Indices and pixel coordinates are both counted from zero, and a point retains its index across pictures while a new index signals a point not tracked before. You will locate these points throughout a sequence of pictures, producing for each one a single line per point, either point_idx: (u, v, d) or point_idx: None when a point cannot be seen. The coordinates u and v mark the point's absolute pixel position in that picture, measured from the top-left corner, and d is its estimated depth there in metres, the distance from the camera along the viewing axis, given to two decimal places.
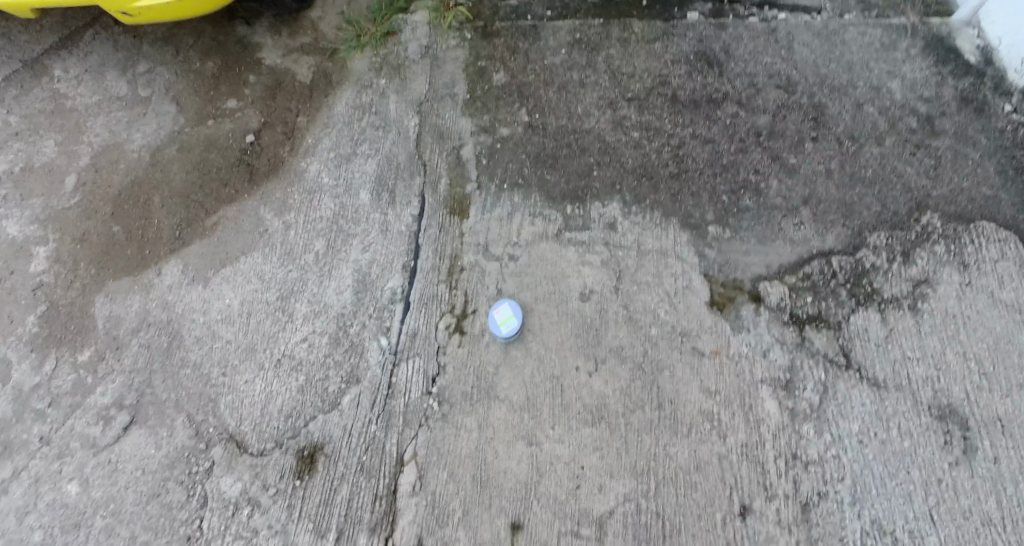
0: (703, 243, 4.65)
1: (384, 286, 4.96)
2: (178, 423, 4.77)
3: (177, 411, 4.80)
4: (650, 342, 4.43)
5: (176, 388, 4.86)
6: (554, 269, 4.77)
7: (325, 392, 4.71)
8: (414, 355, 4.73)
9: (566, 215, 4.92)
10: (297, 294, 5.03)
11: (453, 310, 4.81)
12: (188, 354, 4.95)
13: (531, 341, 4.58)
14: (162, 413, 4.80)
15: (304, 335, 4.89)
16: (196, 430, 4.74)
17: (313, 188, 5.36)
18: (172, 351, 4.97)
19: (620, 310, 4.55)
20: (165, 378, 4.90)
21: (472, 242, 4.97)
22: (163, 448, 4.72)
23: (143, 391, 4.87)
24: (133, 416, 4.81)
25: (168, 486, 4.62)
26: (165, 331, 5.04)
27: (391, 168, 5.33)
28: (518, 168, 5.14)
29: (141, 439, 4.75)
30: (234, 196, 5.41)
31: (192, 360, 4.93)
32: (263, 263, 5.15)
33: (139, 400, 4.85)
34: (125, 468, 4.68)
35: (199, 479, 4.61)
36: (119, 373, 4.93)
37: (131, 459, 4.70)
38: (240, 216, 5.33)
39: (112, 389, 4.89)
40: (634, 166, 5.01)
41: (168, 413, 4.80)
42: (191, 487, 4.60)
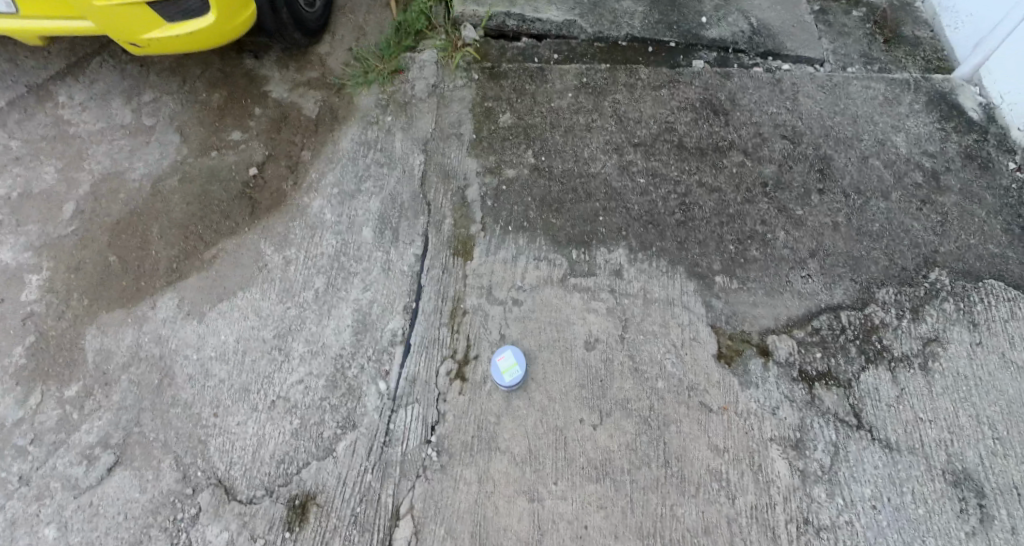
0: (710, 294, 4.59)
1: (386, 327, 4.84)
2: (164, 465, 4.59)
3: (164, 452, 4.62)
4: (655, 395, 4.33)
5: (166, 427, 4.70)
6: (558, 316, 4.68)
7: (319, 437, 4.56)
8: (413, 401, 4.60)
9: (570, 260, 4.84)
10: (294, 334, 4.89)
11: (454, 354, 4.70)
12: (179, 393, 4.79)
13: (533, 390, 4.47)
14: (149, 454, 4.63)
15: (300, 376, 4.75)
16: (184, 474, 4.56)
17: (314, 225, 5.26)
18: (162, 389, 4.82)
19: (627, 363, 4.45)
20: (154, 416, 4.74)
21: (475, 285, 4.87)
22: (148, 491, 4.52)
23: (130, 431, 4.70)
24: (119, 456, 4.63)
25: (151, 534, 4.42)
26: (156, 368, 4.89)
27: (394, 206, 5.25)
28: (523, 210, 5.08)
29: (126, 481, 4.55)
30: (233, 228, 5.31)
31: (183, 399, 4.77)
32: (260, 300, 5.03)
33: (126, 440, 4.68)
34: (108, 512, 4.48)
35: (184, 526, 4.43)
36: (106, 410, 4.76)
37: (115, 501, 4.51)
38: (239, 251, 5.22)
39: (99, 428, 4.72)
40: (639, 212, 4.96)
41: (156, 455, 4.62)
42: (176, 536, 4.41)
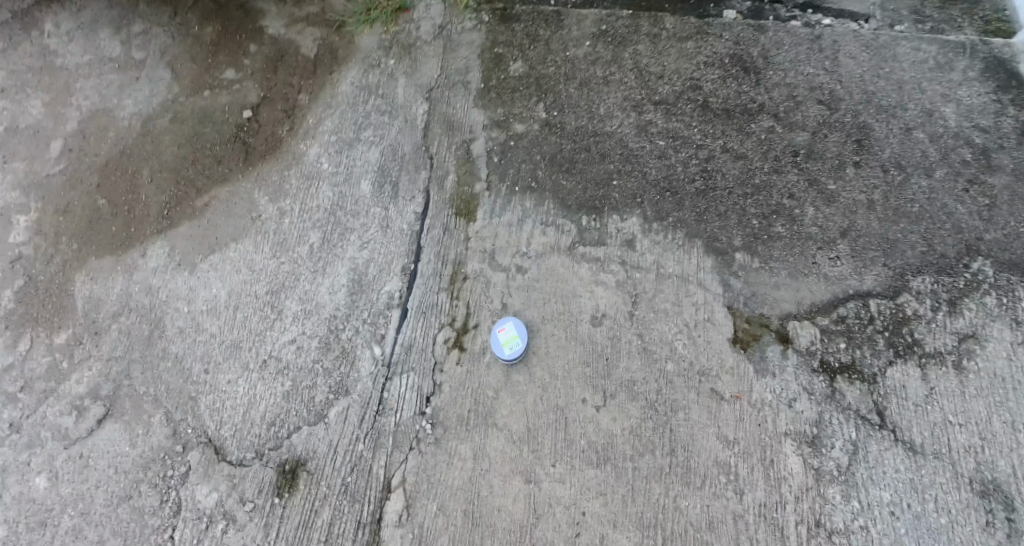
0: (728, 272, 4.29)
1: (382, 288, 4.59)
2: (154, 421, 4.44)
3: (153, 408, 4.47)
4: (665, 379, 4.09)
5: (156, 381, 4.53)
6: (565, 287, 4.41)
7: (310, 402, 4.38)
8: (409, 369, 4.38)
9: (581, 227, 4.54)
10: (287, 291, 4.66)
11: (453, 322, 4.45)
12: (169, 346, 4.61)
13: (534, 366, 4.24)
14: (139, 407, 4.48)
15: (292, 337, 4.54)
16: (174, 430, 4.41)
17: (310, 175, 4.95)
18: (153, 341, 4.63)
19: (636, 343, 4.20)
20: (143, 369, 4.57)
21: (477, 249, 4.59)
22: (139, 446, 4.40)
23: (120, 382, 4.55)
24: (108, 409, 4.49)
25: (140, 489, 4.31)
26: (146, 319, 4.70)
27: (395, 159, 4.93)
28: (533, 169, 4.75)
29: (116, 435, 4.43)
30: (226, 175, 5.01)
31: (172, 353, 4.60)
32: (253, 252, 4.78)
33: (115, 392, 4.53)
34: (97, 465, 4.37)
35: (174, 484, 4.30)
36: (94, 361, 4.61)
37: (105, 455, 4.39)
38: (233, 199, 4.94)
39: (88, 378, 4.57)
40: (656, 177, 4.62)
41: (145, 408, 4.48)
42: (165, 492, 4.29)
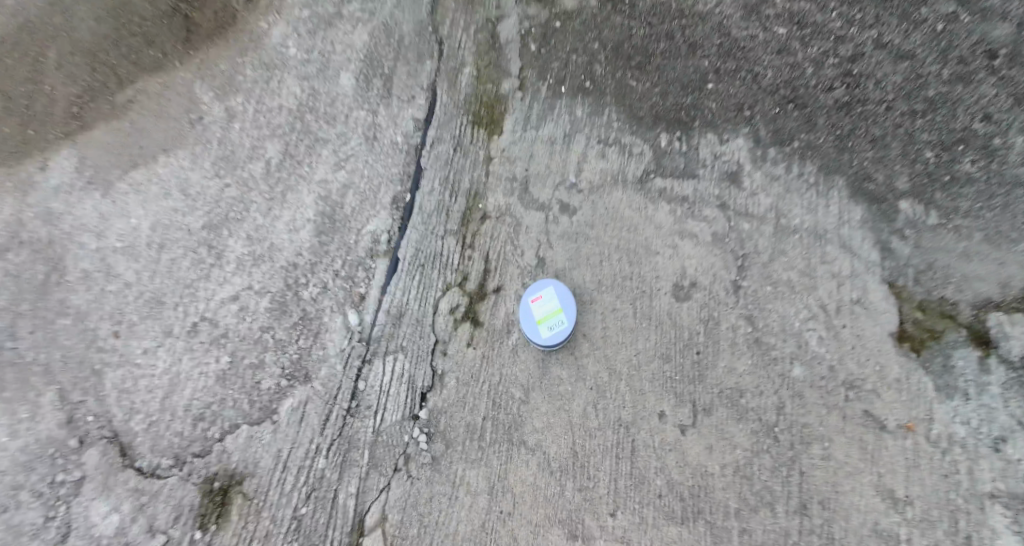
0: (886, 229, 2.88)
1: (363, 228, 3.14)
2: (44, 400, 2.88)
3: (46, 382, 2.91)
4: (792, 394, 2.67)
5: (47, 345, 2.96)
6: (635, 239, 2.92)
7: (255, 391, 2.89)
8: (398, 349, 2.92)
9: (658, 149, 3.12)
10: (230, 226, 3.18)
11: (464, 283, 2.98)
12: (70, 296, 3.04)
13: (580, 358, 2.79)
14: (24, 381, 2.91)
15: (235, 292, 3.03)
16: (69, 416, 2.87)
17: (271, 65, 3.39)
18: (48, 289, 3.04)
19: (747, 334, 2.73)
20: (35, 328, 2.99)
21: (501, 176, 3.16)
22: (19, 437, 2.83)
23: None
24: None
25: (18, 500, 2.77)
26: (42, 256, 3.09)
27: (389, 43, 3.42)
28: (588, 62, 3.25)
29: None
30: (158, 63, 3.34)
31: (74, 306, 3.03)
32: (189, 170, 3.26)
33: None
34: None
35: (67, 494, 2.79)
36: None
37: None
38: (167, 99, 3.32)
39: None
40: (774, 81, 3.01)
41: (32, 383, 2.91)
42: (54, 507, 2.78)
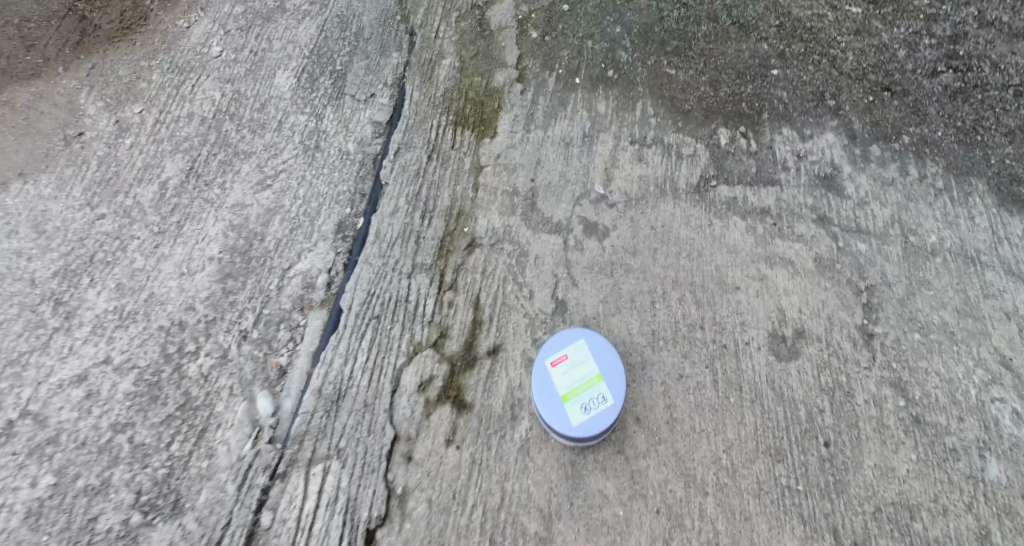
0: None
1: (292, 267, 2.11)
2: None
3: None
4: (1000, 509, 1.59)
5: None
6: (699, 269, 1.95)
7: (90, 534, 1.72)
8: (330, 454, 1.75)
9: (717, 149, 2.19)
10: (93, 271, 2.12)
11: (443, 341, 1.91)
12: None
13: (636, 459, 1.66)
14: None
15: (80, 370, 1.93)
16: None
17: (186, 68, 2.54)
18: None
19: (903, 411, 1.69)
20: None
21: (496, 192, 2.20)
22: None
23: None
24: None
25: None
26: None
27: (344, 37, 2.58)
28: (610, 48, 2.43)
29: None
30: (35, 69, 2.52)
31: None
32: (49, 200, 2.27)
33: None
34: None
35: None
36: None
37: None
38: (42, 115, 2.43)
39: None
40: (858, 65, 2.30)
41: None
42: None
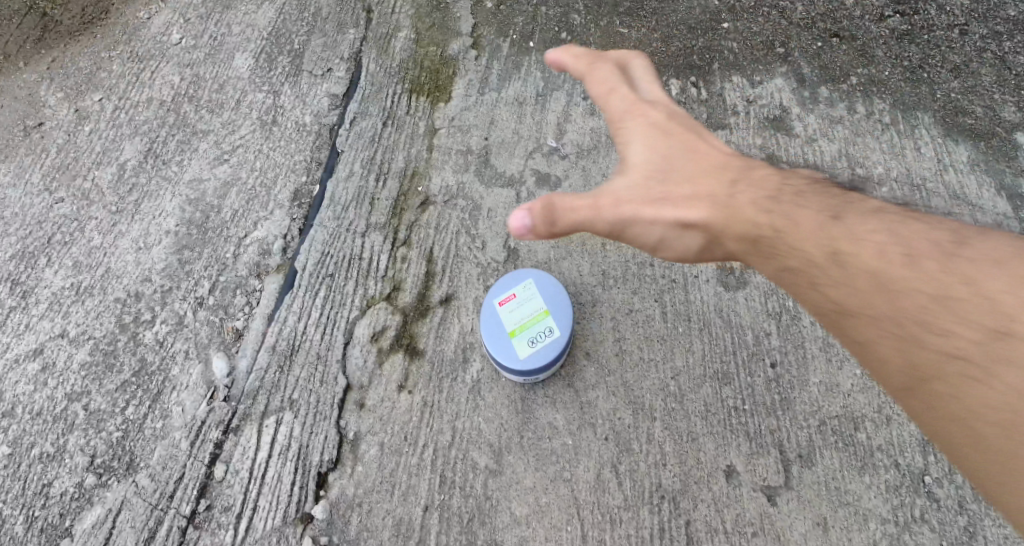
0: (1007, 169, 1.98)
1: (247, 236, 2.05)
2: None
3: None
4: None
5: None
6: None
7: (44, 500, 1.73)
8: (283, 406, 1.80)
9: (673, 100, 2.15)
10: (51, 251, 2.05)
11: (396, 295, 1.93)
12: None
13: (586, 392, 1.73)
14: None
15: (37, 344, 1.91)
16: None
17: (147, 56, 2.36)
18: None
19: None
20: None
21: (451, 152, 2.15)
22: None
23: None
24: None
25: None
26: None
27: (301, 18, 2.42)
28: (564, 12, 2.34)
29: None
30: None
31: None
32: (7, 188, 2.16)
33: None
34: None
35: None
36: None
37: None
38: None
39: None
40: (807, 15, 2.25)
41: None
42: None
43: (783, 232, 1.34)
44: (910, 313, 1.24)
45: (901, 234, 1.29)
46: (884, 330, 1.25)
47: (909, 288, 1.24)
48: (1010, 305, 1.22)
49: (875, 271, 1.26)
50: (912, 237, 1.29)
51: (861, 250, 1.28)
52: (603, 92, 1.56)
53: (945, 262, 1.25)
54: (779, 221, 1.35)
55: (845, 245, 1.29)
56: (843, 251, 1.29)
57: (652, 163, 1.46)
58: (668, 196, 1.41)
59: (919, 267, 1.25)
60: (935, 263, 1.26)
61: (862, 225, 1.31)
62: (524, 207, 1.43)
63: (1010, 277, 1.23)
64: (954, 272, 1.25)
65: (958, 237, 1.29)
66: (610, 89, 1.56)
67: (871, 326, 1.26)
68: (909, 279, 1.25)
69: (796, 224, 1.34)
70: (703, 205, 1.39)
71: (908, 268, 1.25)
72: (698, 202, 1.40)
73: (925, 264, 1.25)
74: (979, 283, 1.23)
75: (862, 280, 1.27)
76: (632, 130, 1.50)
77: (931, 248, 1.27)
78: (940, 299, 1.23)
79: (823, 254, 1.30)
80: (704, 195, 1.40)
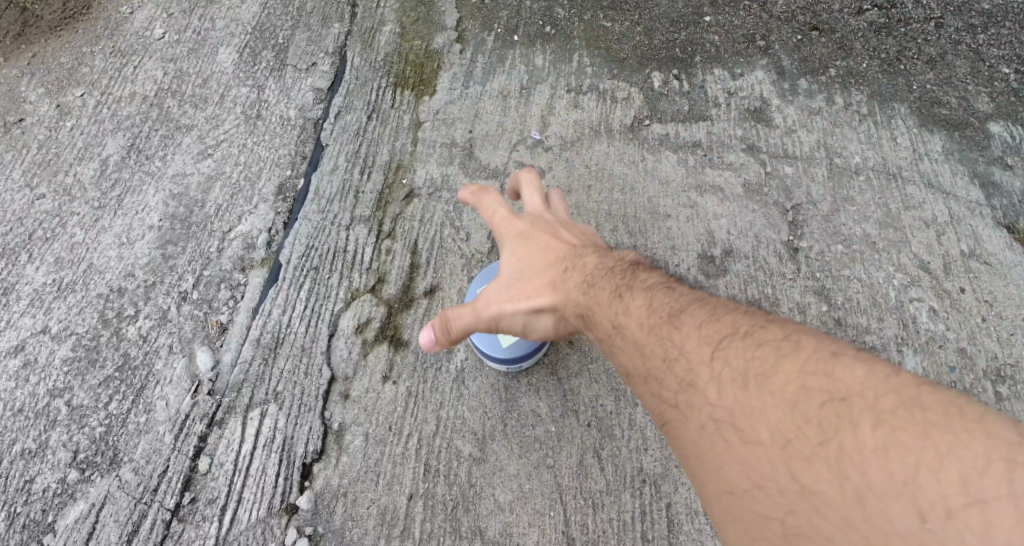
0: (982, 158, 2.01)
1: (231, 230, 2.04)
2: None
3: None
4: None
5: None
6: (631, 201, 2.00)
7: (27, 496, 1.72)
8: (268, 399, 1.81)
9: (655, 92, 2.17)
10: (33, 248, 2.03)
11: (381, 287, 1.95)
12: None
13: (569, 379, 1.78)
14: None
15: (18, 340, 1.90)
16: None
17: (128, 51, 2.35)
18: None
19: (826, 315, 1.83)
20: None
21: (435, 145, 2.15)
22: None
23: None
24: None
25: None
26: None
27: (286, 13, 2.42)
28: (547, 6, 2.35)
29: None
30: None
31: None
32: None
33: None
34: None
35: None
36: None
37: None
38: None
39: None
40: (786, 8, 2.27)
41: None
42: None
43: (595, 314, 1.41)
44: (669, 401, 1.27)
45: (751, 350, 1.23)
46: (661, 414, 1.28)
47: (677, 377, 1.27)
48: (749, 404, 1.19)
49: (652, 360, 1.30)
50: (688, 331, 1.29)
51: (643, 336, 1.33)
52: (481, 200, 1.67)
53: (709, 357, 1.25)
54: (592, 306, 1.42)
55: (627, 332, 1.35)
56: (627, 336, 1.35)
57: (509, 261, 1.56)
58: (515, 287, 1.51)
59: (682, 358, 1.27)
60: (701, 360, 1.25)
61: (652, 312, 1.34)
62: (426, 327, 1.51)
63: (769, 378, 1.19)
64: (714, 369, 1.24)
65: (736, 333, 1.26)
66: (481, 199, 1.67)
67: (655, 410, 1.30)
68: (756, 403, 1.18)
69: (602, 309, 1.40)
70: (544, 293, 1.48)
71: (674, 362, 1.28)
72: (539, 291, 1.49)
73: (684, 354, 1.27)
74: (840, 400, 1.14)
75: (640, 363, 1.32)
76: (503, 231, 1.61)
77: (698, 342, 1.27)
78: (697, 389, 1.24)
79: (613, 336, 1.37)
80: (545, 284, 1.49)
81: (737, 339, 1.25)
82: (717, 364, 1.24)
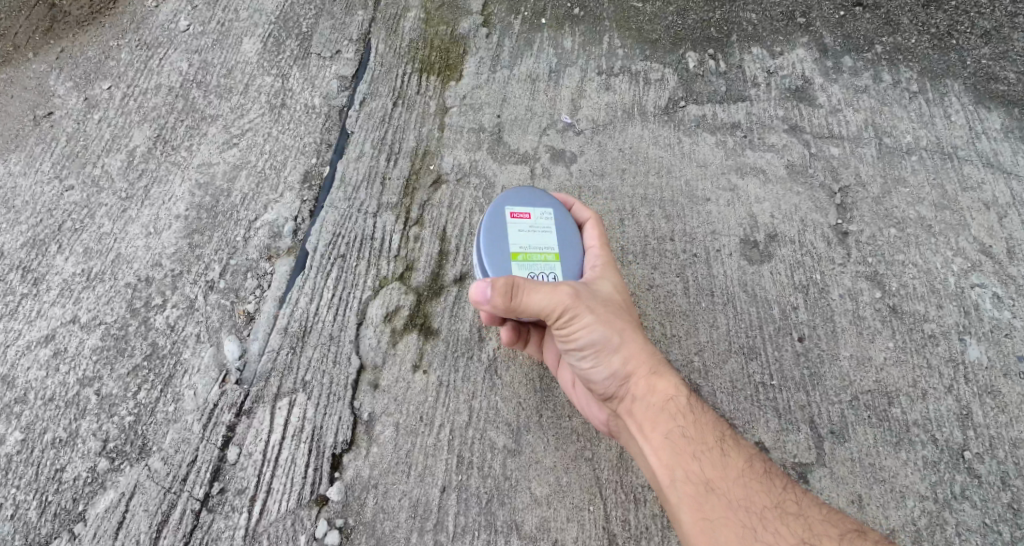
0: None
1: (257, 219, 2.00)
2: None
3: None
4: (981, 390, 1.65)
5: None
6: (668, 185, 1.92)
7: (57, 485, 1.69)
8: (297, 388, 1.77)
9: (691, 73, 2.09)
10: (62, 238, 1.99)
11: (409, 275, 1.90)
12: None
13: None
14: None
15: (48, 330, 1.87)
16: None
17: (154, 44, 2.30)
18: None
19: (879, 302, 1.74)
20: None
21: (463, 130, 2.09)
22: None
23: None
24: None
25: None
26: None
27: (309, 2, 2.36)
28: None
29: None
30: (3, 57, 2.29)
31: None
32: (19, 178, 2.09)
33: None
34: None
35: None
36: None
37: None
38: (11, 99, 2.22)
39: None
40: None
41: None
42: None
43: (698, 425, 1.45)
44: (761, 533, 1.34)
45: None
46: (736, 532, 1.35)
47: (787, 527, 1.35)
48: None
49: (758, 497, 1.38)
50: (804, 497, 1.40)
51: (755, 476, 1.41)
52: (596, 245, 1.65)
53: (835, 536, 1.35)
54: (701, 419, 1.46)
55: (734, 459, 1.42)
56: (730, 463, 1.42)
57: (615, 302, 1.53)
58: (624, 335, 1.48)
59: (804, 522, 1.36)
60: (819, 528, 1.36)
61: (766, 466, 1.44)
62: (491, 279, 1.45)
63: None
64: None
65: (855, 529, 1.37)
66: (599, 245, 1.64)
67: (725, 522, 1.36)
68: None
69: (712, 428, 1.45)
70: (647, 365, 1.49)
71: (795, 520, 1.36)
72: (643, 360, 1.49)
73: (799, 509, 1.38)
74: None
75: (744, 493, 1.38)
76: (613, 279, 1.59)
77: (823, 519, 1.37)
78: None
79: (715, 450, 1.43)
80: (650, 358, 1.49)
81: (859, 536, 1.36)
82: (838, 542, 1.34)
